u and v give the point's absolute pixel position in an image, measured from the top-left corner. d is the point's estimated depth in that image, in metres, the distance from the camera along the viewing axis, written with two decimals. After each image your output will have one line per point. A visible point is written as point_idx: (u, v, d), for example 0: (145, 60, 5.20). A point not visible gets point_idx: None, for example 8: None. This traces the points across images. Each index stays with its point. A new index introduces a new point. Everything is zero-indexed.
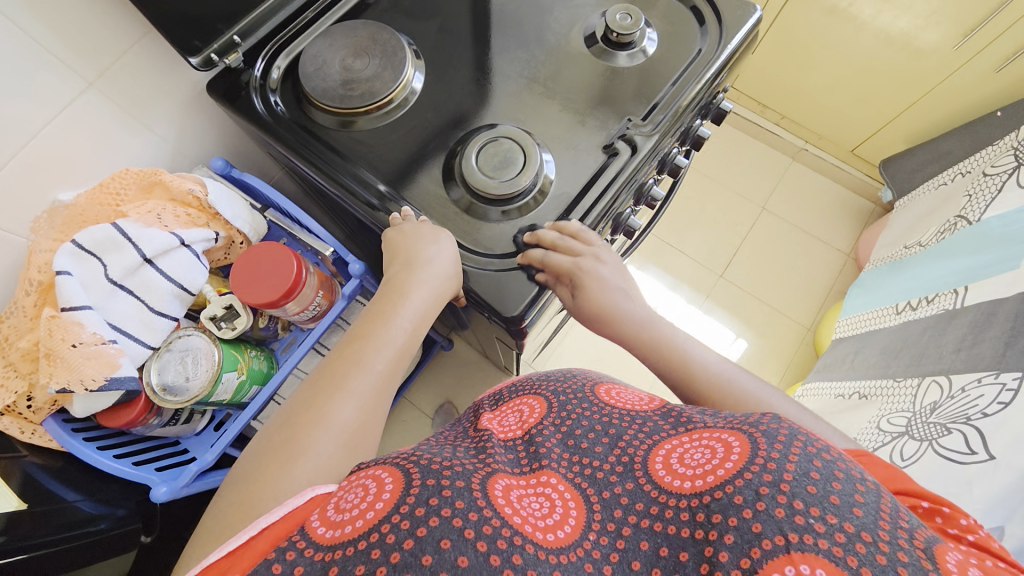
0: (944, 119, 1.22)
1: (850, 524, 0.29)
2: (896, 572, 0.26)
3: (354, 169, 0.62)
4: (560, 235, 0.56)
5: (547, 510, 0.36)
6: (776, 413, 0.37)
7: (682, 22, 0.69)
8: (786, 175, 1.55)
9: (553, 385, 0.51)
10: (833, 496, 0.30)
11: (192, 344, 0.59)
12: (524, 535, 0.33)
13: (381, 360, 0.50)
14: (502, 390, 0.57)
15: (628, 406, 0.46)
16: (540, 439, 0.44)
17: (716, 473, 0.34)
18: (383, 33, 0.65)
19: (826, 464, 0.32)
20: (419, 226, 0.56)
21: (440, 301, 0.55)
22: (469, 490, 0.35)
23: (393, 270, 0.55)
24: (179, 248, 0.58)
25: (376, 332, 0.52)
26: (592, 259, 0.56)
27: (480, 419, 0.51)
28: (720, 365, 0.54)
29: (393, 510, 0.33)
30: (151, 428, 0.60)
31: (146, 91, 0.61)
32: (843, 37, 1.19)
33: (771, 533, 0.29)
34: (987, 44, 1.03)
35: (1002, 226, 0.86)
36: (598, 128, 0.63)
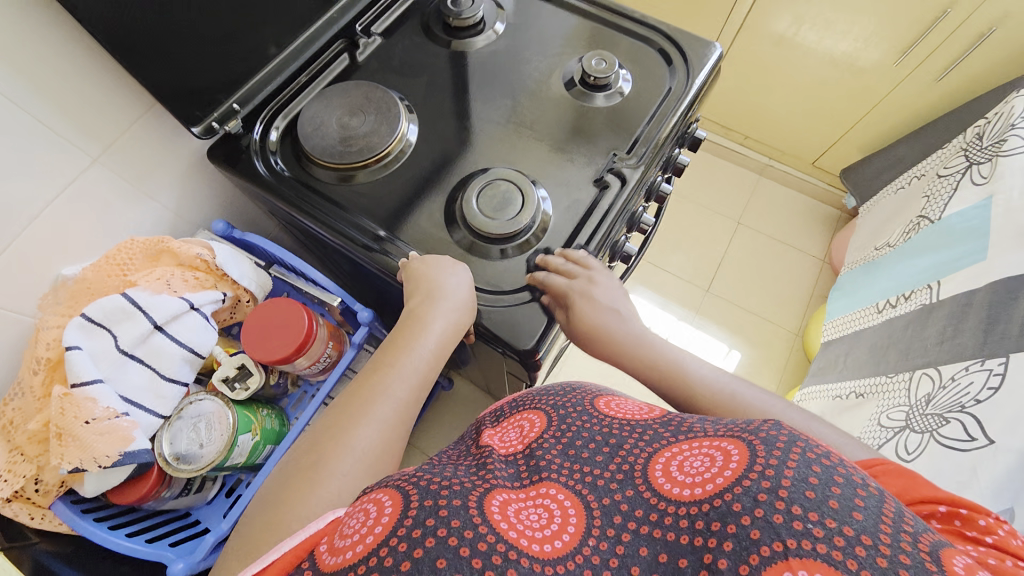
0: (892, 129, 1.32)
1: (850, 527, 0.29)
2: (897, 573, 0.27)
3: (357, 220, 0.64)
4: (565, 261, 0.59)
5: (545, 521, 0.38)
6: (777, 419, 0.38)
7: (652, 63, 0.75)
8: (756, 190, 1.64)
9: (552, 399, 0.51)
10: (833, 501, 0.31)
11: (203, 409, 0.58)
12: (520, 548, 0.34)
13: (403, 387, 0.52)
14: (503, 407, 0.57)
15: (628, 416, 0.47)
16: (540, 452, 0.45)
17: (716, 481, 0.35)
18: (377, 91, 0.68)
19: (826, 469, 0.32)
20: (439, 256, 0.58)
21: (458, 333, 0.56)
22: (465, 507, 0.36)
23: (414, 302, 0.55)
24: (189, 313, 0.58)
25: (398, 361, 0.54)
26: (587, 282, 0.58)
27: (481, 436, 0.52)
28: (717, 378, 0.56)
29: (390, 534, 0.35)
30: (165, 501, 0.58)
31: (148, 161, 0.63)
32: (792, 62, 1.30)
33: (770, 539, 0.30)
34: (921, 60, 1.14)
35: (962, 222, 0.93)
36: (587, 163, 0.67)
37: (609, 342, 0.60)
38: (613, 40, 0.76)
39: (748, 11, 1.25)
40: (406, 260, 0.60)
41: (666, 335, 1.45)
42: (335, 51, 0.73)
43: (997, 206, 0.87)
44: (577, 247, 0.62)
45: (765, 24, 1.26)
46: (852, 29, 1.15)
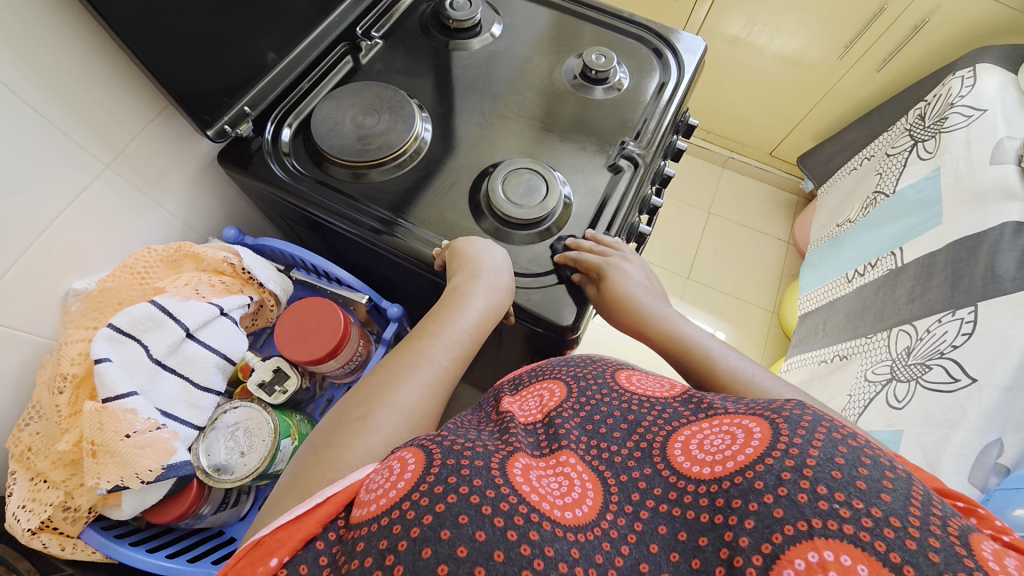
0: (839, 117, 1.45)
1: (878, 509, 0.31)
2: (925, 555, 0.28)
3: (379, 213, 0.64)
4: (596, 244, 0.62)
5: (566, 489, 0.39)
6: (800, 401, 0.40)
7: (644, 58, 0.80)
8: (721, 181, 1.75)
9: (572, 370, 0.53)
10: (860, 482, 0.32)
11: (238, 418, 0.56)
12: (542, 512, 0.36)
13: (447, 355, 0.53)
14: (521, 374, 0.58)
15: (649, 393, 0.49)
16: (560, 421, 0.46)
17: (736, 458, 0.37)
18: (387, 91, 0.69)
19: (853, 451, 0.34)
20: (473, 237, 0.61)
21: (498, 312, 0.58)
22: (488, 469, 0.38)
23: (457, 279, 0.56)
24: (219, 318, 0.56)
25: (442, 331, 0.54)
26: (621, 259, 0.61)
27: (501, 403, 0.53)
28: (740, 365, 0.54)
29: (412, 489, 0.36)
30: (203, 517, 0.55)
31: (159, 168, 0.60)
32: (747, 61, 1.41)
33: (794, 518, 0.32)
34: (862, 54, 1.26)
35: (915, 193, 1.03)
36: (599, 151, 0.71)
37: (633, 315, 0.61)
38: (605, 38, 0.81)
39: (706, 14, 1.35)
40: (441, 248, 0.61)
41: None
42: (338, 54, 0.74)
43: (946, 176, 0.97)
44: (600, 229, 0.65)
45: (720, 26, 1.36)
46: (799, 28, 1.27)
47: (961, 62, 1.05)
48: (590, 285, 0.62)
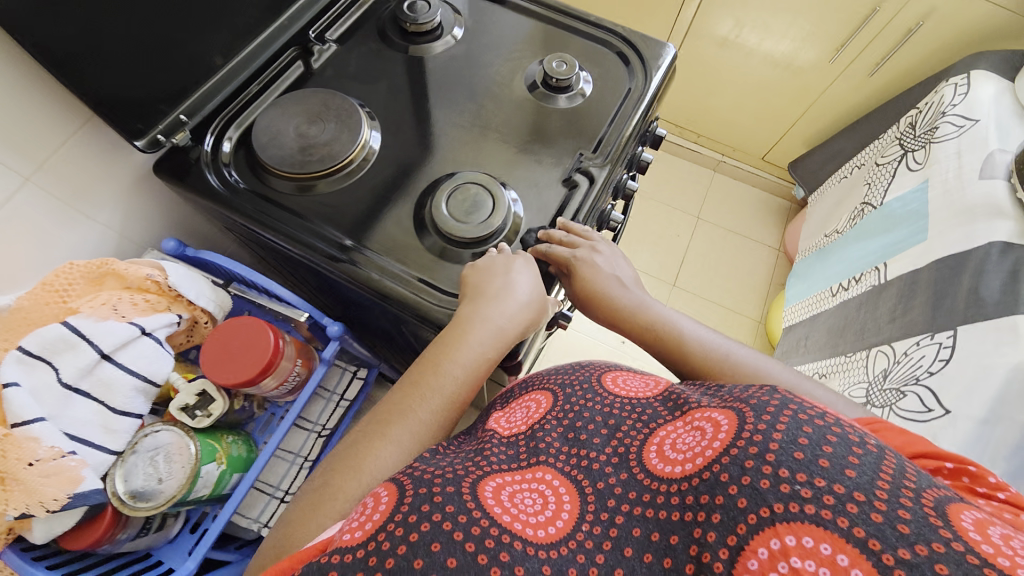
0: (832, 122, 1.40)
1: (842, 485, 0.30)
2: (893, 527, 0.27)
3: (337, 239, 0.60)
4: (566, 234, 0.60)
5: (540, 505, 0.38)
6: (772, 386, 0.39)
7: (609, 64, 0.76)
8: (712, 186, 1.70)
9: (561, 378, 0.53)
10: (823, 460, 0.31)
11: (161, 440, 0.54)
12: (514, 532, 0.35)
13: (428, 409, 0.50)
14: (514, 389, 0.58)
15: (631, 395, 0.48)
16: (541, 434, 0.46)
17: (704, 454, 0.36)
18: (335, 98, 0.66)
19: (819, 429, 0.33)
20: (490, 260, 0.57)
21: (502, 346, 0.55)
22: (459, 494, 0.36)
23: (462, 307, 0.54)
24: (140, 338, 0.53)
25: (426, 382, 0.51)
26: (590, 251, 0.61)
27: (489, 420, 0.53)
28: (715, 343, 0.57)
29: (388, 520, 0.34)
30: (124, 539, 0.54)
31: (90, 180, 0.58)
32: (737, 62, 1.37)
33: (757, 507, 0.31)
34: (854, 57, 1.22)
35: (903, 206, 0.99)
36: (554, 164, 0.67)
37: (606, 306, 0.61)
38: (571, 42, 0.77)
39: (693, 17, 1.32)
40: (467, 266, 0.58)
41: None
42: (288, 58, 0.70)
43: (934, 188, 0.93)
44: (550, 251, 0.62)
45: (709, 27, 1.33)
46: (790, 30, 1.23)
47: (956, 67, 0.99)
48: (562, 275, 0.62)
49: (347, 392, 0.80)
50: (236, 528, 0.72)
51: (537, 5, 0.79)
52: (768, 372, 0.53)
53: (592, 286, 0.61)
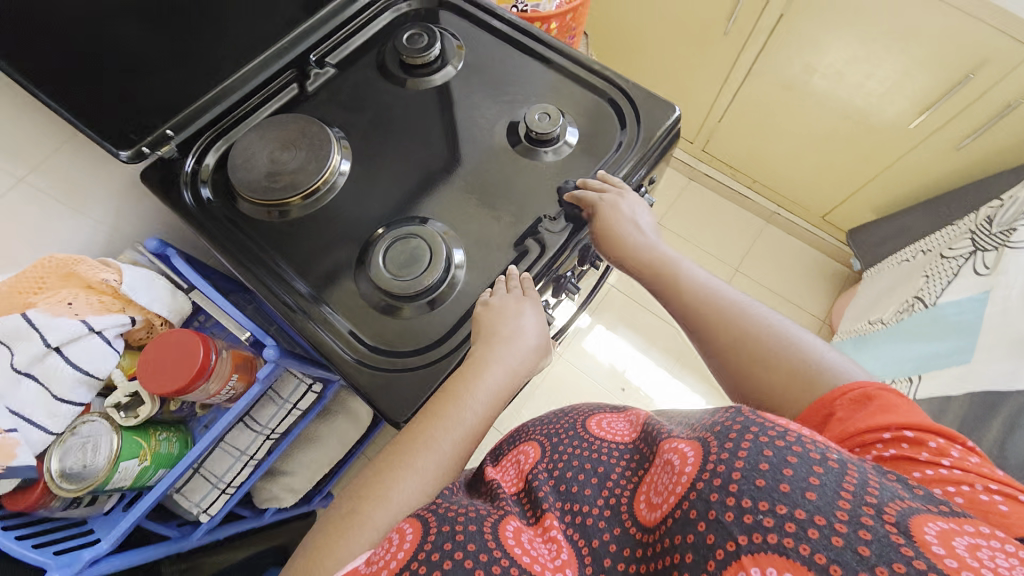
0: (908, 193, 1.23)
1: (802, 510, 0.31)
2: (853, 551, 0.29)
3: (297, 289, 0.61)
4: (601, 183, 0.64)
5: (555, 552, 0.39)
6: (738, 406, 0.40)
7: (602, 121, 0.71)
8: (760, 238, 1.55)
9: (545, 429, 0.55)
10: (784, 484, 0.32)
11: (96, 429, 0.59)
12: (532, 574, 0.36)
13: (449, 440, 0.48)
14: (502, 445, 0.61)
15: (615, 439, 0.50)
16: (536, 484, 0.47)
17: (676, 490, 0.37)
18: (313, 127, 0.67)
19: (779, 451, 0.34)
20: (505, 298, 0.57)
21: (516, 382, 0.54)
22: (481, 532, 0.38)
23: (474, 348, 0.54)
24: (89, 335, 0.59)
25: (447, 413, 0.50)
26: (617, 196, 0.62)
27: (483, 472, 0.54)
28: (709, 280, 0.59)
29: (412, 558, 0.37)
30: (55, 508, 0.58)
31: (82, 181, 0.65)
32: (803, 108, 1.23)
33: (723, 541, 0.32)
34: (939, 125, 1.05)
35: (956, 313, 0.84)
36: (513, 224, 0.64)
37: (618, 248, 0.62)
38: (566, 90, 0.73)
39: (757, 56, 1.20)
40: (486, 293, 0.59)
41: (642, 379, 1.40)
42: (284, 80, 0.73)
43: (993, 303, 0.79)
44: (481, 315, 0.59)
45: (774, 69, 1.20)
46: (867, 83, 1.09)
47: None
48: (588, 221, 0.64)
49: (301, 402, 0.81)
50: (177, 508, 0.77)
51: (567, 59, 0.74)
52: (763, 309, 0.55)
53: (613, 229, 0.62)
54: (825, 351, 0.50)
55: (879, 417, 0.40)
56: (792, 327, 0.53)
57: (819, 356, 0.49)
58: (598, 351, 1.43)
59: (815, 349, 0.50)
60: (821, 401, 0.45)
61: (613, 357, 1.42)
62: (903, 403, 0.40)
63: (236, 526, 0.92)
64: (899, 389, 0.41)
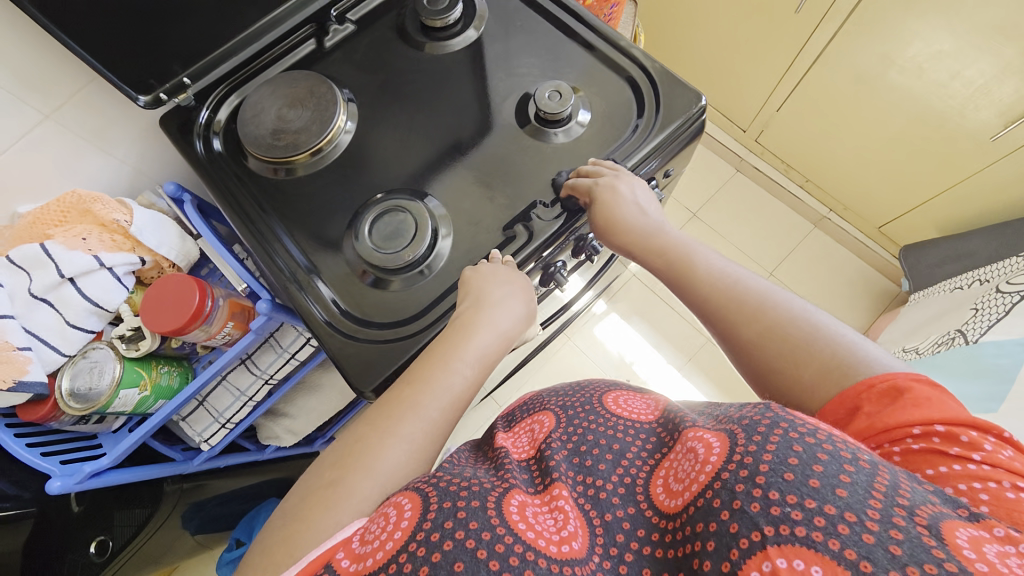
0: (979, 212, 1.11)
1: (832, 506, 0.30)
2: (885, 549, 0.28)
3: (296, 260, 0.61)
4: (594, 165, 0.61)
5: (560, 525, 0.39)
6: (767, 402, 0.39)
7: (620, 104, 0.66)
8: (804, 242, 1.43)
9: (559, 402, 0.56)
10: (813, 480, 0.32)
11: (101, 356, 0.64)
12: (538, 550, 0.36)
13: (436, 407, 0.49)
14: (514, 411, 0.62)
15: (633, 418, 0.50)
16: (550, 453, 0.47)
17: (699, 480, 0.37)
18: (322, 86, 0.67)
19: (811, 448, 0.33)
20: (497, 266, 0.57)
21: (504, 346, 0.56)
22: (483, 509, 0.38)
23: (461, 307, 0.55)
24: (100, 270, 0.63)
25: (434, 377, 0.50)
26: (614, 178, 0.59)
27: (495, 438, 0.55)
28: (724, 266, 0.56)
29: (410, 539, 0.36)
30: (67, 423, 0.65)
31: (106, 121, 0.68)
32: (874, 105, 1.10)
33: (748, 531, 0.32)
34: (1020, 144, 0.96)
35: (995, 355, 0.79)
36: (506, 206, 0.62)
37: (625, 234, 0.59)
38: (587, 66, 0.68)
39: (829, 39, 1.07)
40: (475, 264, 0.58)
41: (649, 373, 1.37)
42: (302, 36, 0.72)
43: None
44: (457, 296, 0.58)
45: (845, 57, 1.07)
46: (953, 83, 0.96)
47: None
48: (587, 209, 0.60)
49: (299, 352, 0.83)
50: (183, 433, 0.85)
51: (606, 42, 0.68)
52: (783, 296, 0.51)
53: (614, 217, 0.58)
54: (857, 340, 0.46)
55: (904, 414, 0.38)
56: (813, 314, 0.49)
57: (850, 345, 0.45)
58: (608, 340, 1.40)
59: (835, 336, 0.46)
60: (834, 403, 0.43)
61: (622, 347, 1.40)
62: (935, 397, 0.38)
63: (240, 458, 1.00)
64: (934, 381, 0.39)
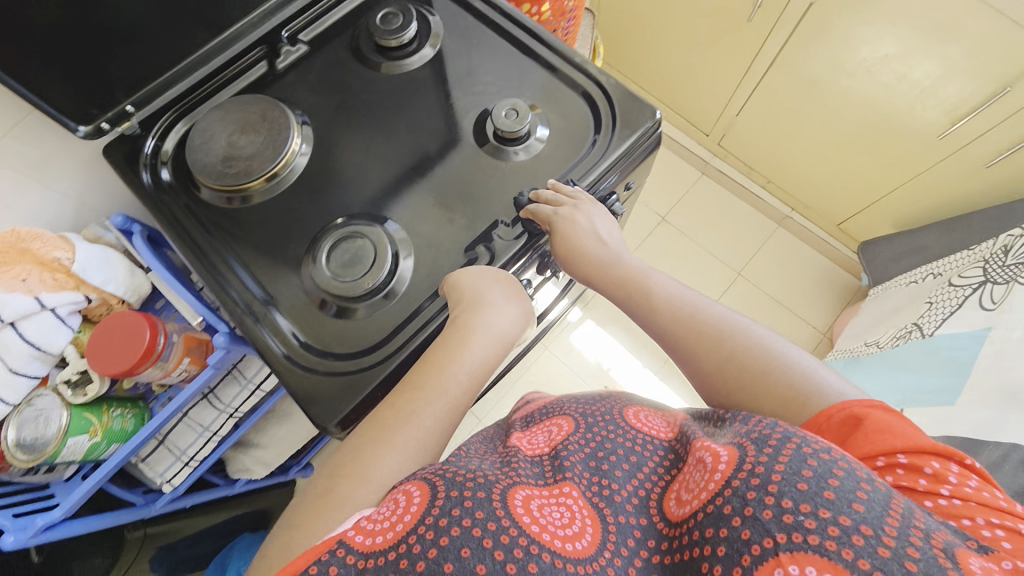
0: (930, 208, 1.16)
1: (847, 517, 0.31)
2: (900, 564, 0.29)
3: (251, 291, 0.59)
4: (554, 194, 0.59)
5: (567, 520, 0.39)
6: (774, 419, 0.40)
7: (576, 120, 0.66)
8: (769, 241, 1.47)
9: (580, 408, 0.54)
10: (829, 492, 0.32)
11: (48, 404, 0.60)
12: (541, 543, 0.36)
13: (431, 415, 0.48)
14: (534, 413, 0.61)
15: (651, 433, 0.50)
16: (565, 455, 0.46)
17: (709, 487, 0.37)
18: (274, 110, 0.65)
19: (825, 462, 0.34)
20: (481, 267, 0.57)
21: (503, 348, 0.55)
22: (489, 500, 0.38)
23: (455, 312, 0.53)
24: (41, 312, 0.60)
25: (429, 384, 0.50)
26: (573, 209, 0.58)
27: (510, 438, 0.54)
28: (680, 292, 0.56)
29: (419, 523, 0.36)
30: (15, 472, 0.62)
31: (45, 155, 0.64)
32: (826, 108, 1.14)
33: (759, 537, 0.32)
34: (965, 142, 1.00)
35: (951, 348, 0.82)
36: (466, 228, 0.61)
37: (582, 263, 0.59)
38: (543, 83, 0.68)
39: (782, 46, 1.10)
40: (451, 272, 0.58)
41: (625, 378, 1.37)
42: (253, 58, 0.70)
43: (991, 343, 0.76)
44: (416, 325, 0.56)
45: (798, 62, 1.10)
46: (900, 86, 1.00)
47: None
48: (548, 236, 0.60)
49: (264, 383, 0.80)
50: (143, 475, 0.81)
51: (559, 58, 0.69)
52: (739, 322, 0.53)
53: (574, 248, 0.59)
54: (810, 366, 0.48)
55: (867, 444, 0.39)
56: (770, 343, 0.50)
57: (805, 372, 0.47)
58: (585, 347, 1.41)
59: (788, 361, 0.48)
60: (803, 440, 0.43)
61: (599, 354, 1.40)
62: (891, 423, 0.39)
63: (206, 494, 0.95)
64: (888, 407, 0.40)
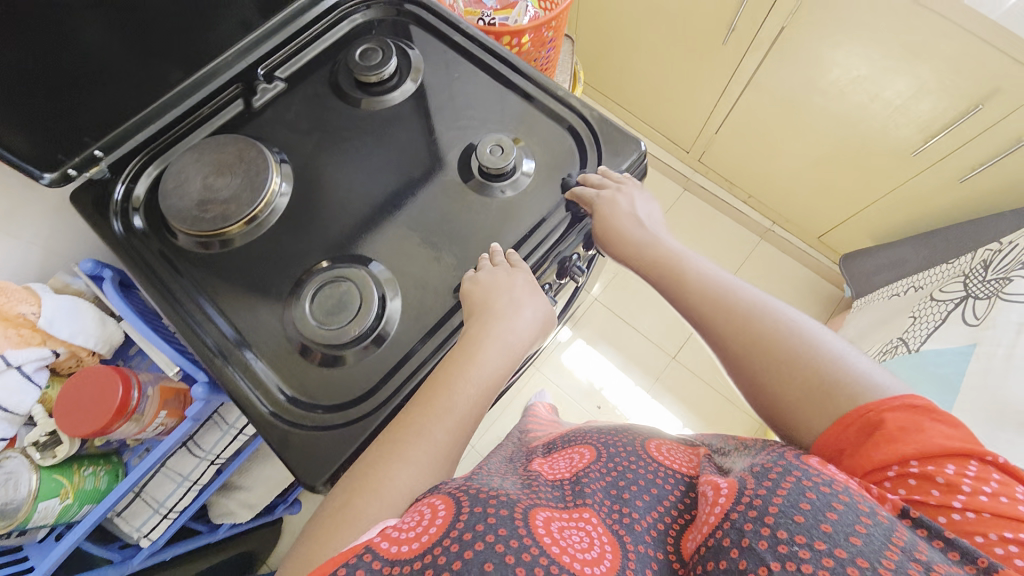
0: (907, 220, 1.18)
1: (843, 550, 0.31)
2: None
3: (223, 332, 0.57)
4: (601, 178, 0.62)
5: (588, 544, 0.37)
6: (789, 452, 0.40)
7: (561, 154, 0.66)
8: (752, 254, 1.48)
9: (603, 439, 0.53)
10: (826, 525, 0.32)
11: (14, 467, 0.56)
12: (562, 565, 0.34)
13: (439, 436, 0.48)
14: (557, 441, 0.61)
15: (674, 466, 0.48)
16: (586, 482, 0.46)
17: (712, 519, 0.37)
18: (252, 151, 0.63)
19: (824, 496, 0.34)
20: (493, 274, 0.56)
21: (515, 359, 0.55)
22: (512, 518, 0.36)
23: (469, 326, 0.54)
24: (7, 370, 0.57)
25: (438, 401, 0.49)
26: (616, 192, 0.61)
27: (532, 462, 0.55)
28: (716, 275, 0.58)
29: (444, 535, 0.35)
30: None
31: (8, 203, 0.61)
32: (803, 126, 1.16)
33: (755, 567, 0.32)
34: (938, 158, 1.03)
35: (937, 363, 0.82)
36: (454, 266, 0.60)
37: (618, 244, 0.61)
38: (526, 117, 0.68)
39: (757, 67, 1.13)
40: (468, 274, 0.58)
41: (618, 397, 1.36)
42: (229, 96, 0.68)
43: (977, 359, 0.77)
44: (406, 371, 0.55)
45: (774, 82, 1.13)
46: (873, 104, 1.02)
47: None
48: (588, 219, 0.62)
49: (247, 428, 0.78)
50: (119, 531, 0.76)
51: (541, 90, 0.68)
52: (771, 305, 0.53)
53: (612, 229, 0.61)
54: (844, 352, 0.47)
55: (880, 452, 0.39)
56: (804, 325, 0.51)
57: (837, 356, 0.47)
58: (576, 367, 1.40)
59: (820, 346, 0.48)
60: (819, 447, 0.44)
61: (590, 373, 1.39)
62: (911, 425, 0.39)
63: (188, 544, 0.91)
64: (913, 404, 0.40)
